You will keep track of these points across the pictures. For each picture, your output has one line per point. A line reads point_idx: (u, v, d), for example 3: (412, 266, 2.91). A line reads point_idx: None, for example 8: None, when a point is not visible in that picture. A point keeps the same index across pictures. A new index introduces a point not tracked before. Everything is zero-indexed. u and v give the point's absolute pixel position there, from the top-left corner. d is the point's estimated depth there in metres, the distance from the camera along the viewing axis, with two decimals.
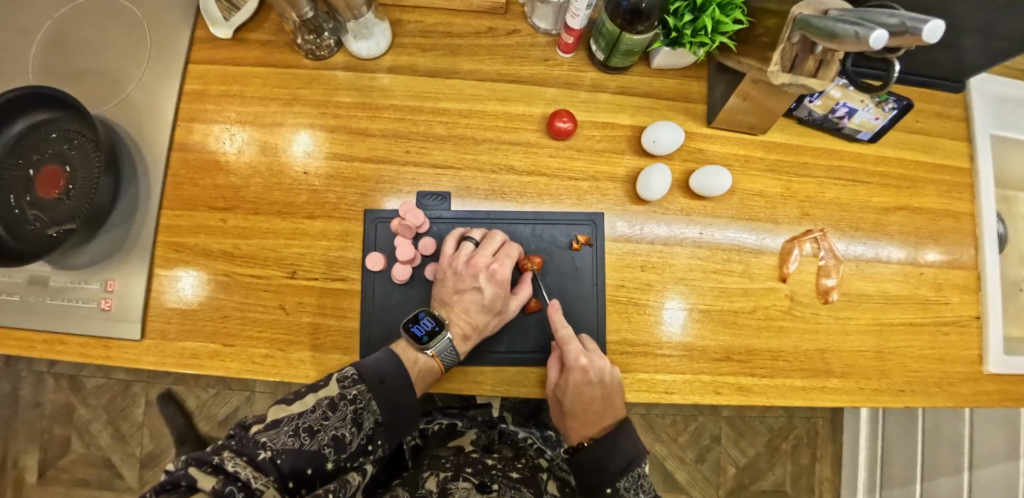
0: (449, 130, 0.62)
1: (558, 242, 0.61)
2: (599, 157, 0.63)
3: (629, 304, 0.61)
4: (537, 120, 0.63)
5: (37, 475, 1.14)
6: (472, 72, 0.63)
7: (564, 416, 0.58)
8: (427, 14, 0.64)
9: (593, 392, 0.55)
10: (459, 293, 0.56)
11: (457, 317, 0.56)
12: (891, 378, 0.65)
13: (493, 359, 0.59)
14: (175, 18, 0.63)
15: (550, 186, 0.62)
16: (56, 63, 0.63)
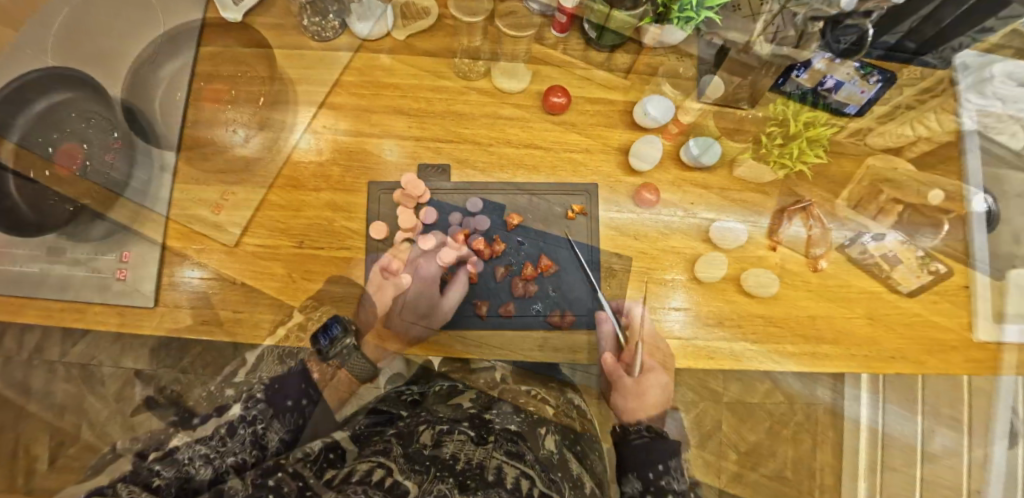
0: (448, 107, 0.65)
1: (555, 211, 0.65)
2: (591, 132, 0.65)
3: (620, 270, 0.64)
4: (532, 96, 0.65)
5: None
6: (468, 52, 0.66)
7: (631, 396, 0.56)
8: (477, 16, 0.64)
9: (658, 386, 0.58)
10: (376, 288, 0.63)
11: (376, 312, 0.63)
12: (884, 345, 0.65)
13: (492, 322, 0.63)
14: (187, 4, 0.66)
15: (545, 160, 0.65)
16: (75, 47, 0.64)
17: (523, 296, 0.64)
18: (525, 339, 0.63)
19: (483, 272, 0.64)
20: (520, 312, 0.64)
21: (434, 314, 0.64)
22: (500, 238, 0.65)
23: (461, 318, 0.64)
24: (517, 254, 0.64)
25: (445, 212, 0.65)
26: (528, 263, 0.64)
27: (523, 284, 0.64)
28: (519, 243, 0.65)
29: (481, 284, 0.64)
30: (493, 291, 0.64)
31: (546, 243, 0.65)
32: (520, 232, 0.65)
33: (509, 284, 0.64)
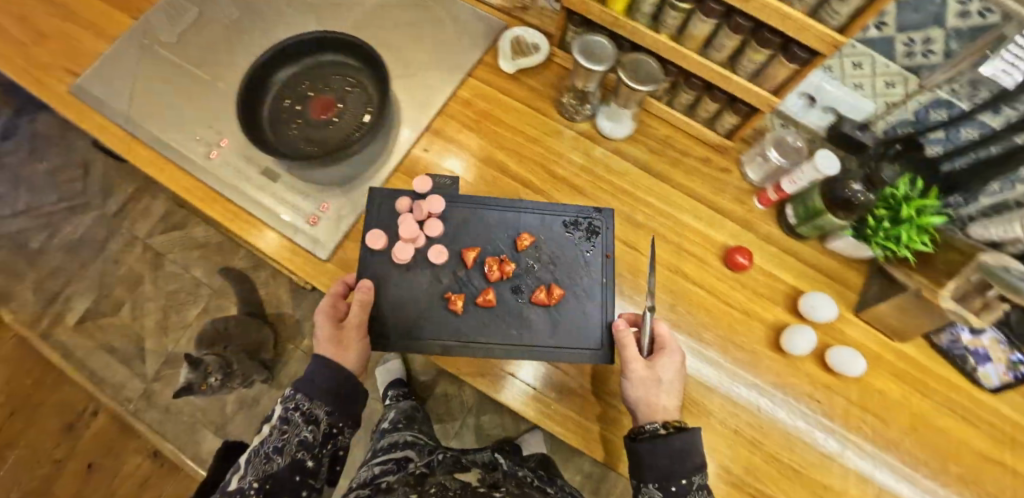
0: (497, 134, 0.64)
1: (488, 200, 0.60)
2: (643, 177, 0.65)
3: (542, 258, 0.58)
4: (585, 137, 0.65)
5: (60, 469, 1.14)
6: (518, 88, 0.67)
7: (653, 396, 0.48)
8: (603, 64, 0.56)
9: (678, 383, 0.50)
10: (335, 340, 0.51)
11: (348, 362, 0.51)
12: (943, 421, 0.59)
13: (426, 305, 0.57)
14: (260, 41, 0.71)
15: (635, 208, 0.63)
16: (210, 56, 0.71)
17: (501, 278, 0.57)
18: (513, 325, 0.56)
19: (449, 263, 0.58)
20: (502, 296, 0.57)
21: (399, 320, 0.56)
22: (464, 219, 0.59)
23: (435, 317, 0.56)
24: (484, 233, 0.59)
25: (384, 201, 0.60)
26: (502, 240, 0.59)
27: (498, 265, 0.57)
28: (487, 219, 0.60)
29: (448, 276, 0.57)
30: (466, 280, 0.57)
31: (517, 216, 0.60)
32: (488, 207, 0.60)
33: (482, 268, 0.58)
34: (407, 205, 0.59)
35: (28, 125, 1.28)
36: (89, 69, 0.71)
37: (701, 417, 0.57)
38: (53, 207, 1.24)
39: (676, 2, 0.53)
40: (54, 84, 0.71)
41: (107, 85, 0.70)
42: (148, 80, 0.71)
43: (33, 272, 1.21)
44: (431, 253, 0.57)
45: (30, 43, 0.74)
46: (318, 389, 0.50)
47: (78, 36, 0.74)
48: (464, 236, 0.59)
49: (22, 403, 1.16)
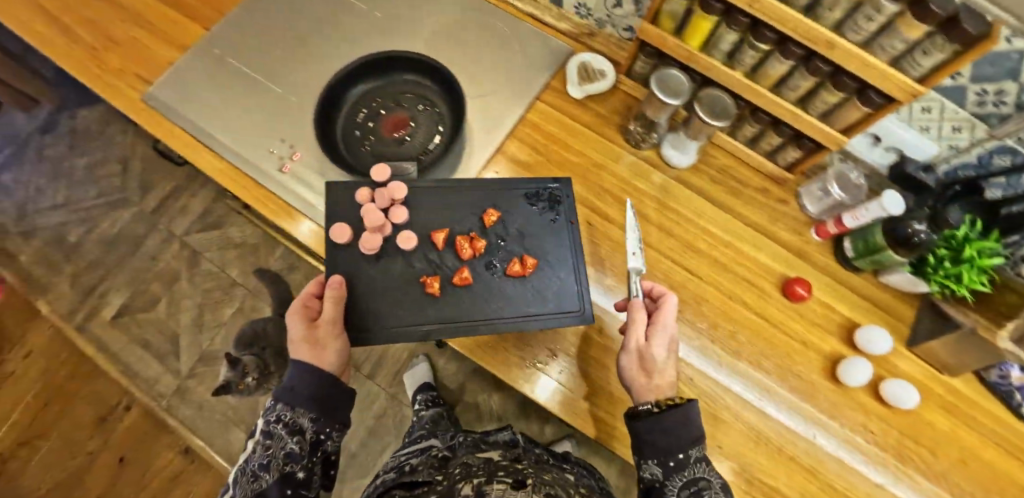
0: (565, 158, 0.66)
1: (460, 183, 0.62)
2: (705, 205, 0.66)
3: (509, 234, 0.61)
4: (648, 164, 0.67)
5: (90, 462, 1.15)
6: (584, 113, 0.69)
7: (645, 374, 0.50)
8: (681, 98, 0.58)
9: (670, 356, 0.51)
10: (309, 340, 0.51)
11: (326, 363, 0.51)
12: (991, 456, 0.61)
13: (391, 286, 0.58)
14: (333, 57, 0.74)
15: (697, 235, 0.65)
16: (283, 69, 0.73)
17: (474, 255, 0.59)
18: (491, 298, 0.58)
19: (420, 247, 0.59)
20: (478, 273, 0.59)
21: (376, 310, 0.57)
22: (431, 203, 0.61)
23: (414, 303, 0.57)
24: (448, 213, 0.61)
25: (342, 196, 0.60)
26: (472, 217, 0.61)
27: (468, 242, 0.59)
28: (452, 198, 0.61)
29: (421, 260, 0.59)
30: (439, 261, 0.59)
31: (479, 195, 0.62)
32: (451, 188, 0.62)
33: (453, 248, 0.59)
34: (368, 194, 0.59)
35: (68, 120, 1.29)
36: (161, 77, 0.73)
37: (759, 443, 0.59)
38: (92, 202, 1.26)
39: (755, 43, 0.55)
40: (126, 91, 0.73)
41: (179, 93, 0.71)
42: (221, 90, 0.72)
43: (71, 266, 1.23)
44: (399, 240, 0.58)
45: (100, 49, 0.75)
46: (298, 396, 0.49)
47: (147, 43, 0.75)
48: (432, 218, 0.60)
49: (57, 395, 1.18)
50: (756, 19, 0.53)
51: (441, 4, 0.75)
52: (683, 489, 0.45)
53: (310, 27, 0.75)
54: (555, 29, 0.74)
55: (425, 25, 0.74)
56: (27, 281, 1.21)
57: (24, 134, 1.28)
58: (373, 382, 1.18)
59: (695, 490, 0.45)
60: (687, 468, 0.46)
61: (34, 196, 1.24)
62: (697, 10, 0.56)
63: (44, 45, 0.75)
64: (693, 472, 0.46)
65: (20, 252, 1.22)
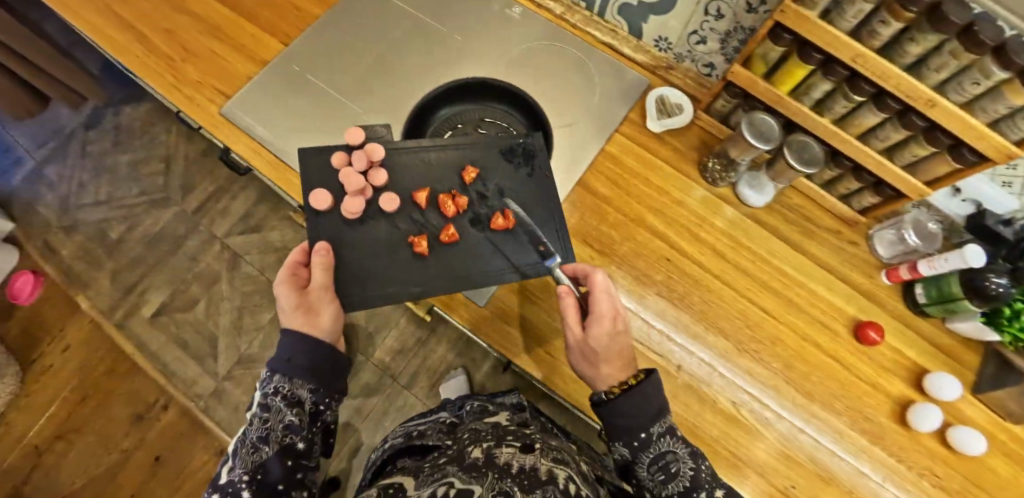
0: (644, 192, 0.67)
1: (444, 151, 0.64)
2: (778, 245, 0.67)
3: (492, 194, 0.62)
4: (724, 202, 0.68)
5: (123, 459, 1.16)
6: (662, 148, 0.70)
7: (593, 364, 0.53)
8: (772, 143, 0.59)
9: (620, 342, 0.53)
10: (302, 307, 0.51)
11: (320, 328, 0.51)
12: None
13: (376, 242, 0.59)
14: (414, 80, 0.75)
15: (772, 275, 0.66)
16: (364, 89, 0.74)
17: (457, 211, 0.61)
18: (478, 252, 0.60)
19: (403, 208, 0.60)
20: (462, 228, 0.61)
21: (369, 269, 0.57)
22: (410, 167, 0.63)
23: (404, 264, 0.58)
24: (429, 175, 0.63)
25: (318, 166, 0.61)
26: (453, 176, 0.63)
27: (451, 200, 0.61)
28: (434, 160, 0.63)
29: (405, 221, 0.60)
30: (425, 221, 0.60)
31: (459, 157, 0.64)
32: (429, 150, 0.64)
33: (436, 206, 0.61)
34: (342, 159, 0.61)
35: (113, 117, 1.34)
36: (239, 93, 0.73)
37: (831, 484, 0.59)
38: (134, 200, 1.29)
39: (851, 94, 0.56)
40: (204, 104, 0.72)
41: (258, 111, 0.72)
42: (300, 107, 0.73)
43: (112, 262, 1.25)
44: (382, 201, 0.59)
45: (176, 59, 0.74)
46: (297, 368, 0.50)
47: (224, 56, 0.75)
48: (415, 181, 0.62)
49: (95, 391, 1.19)
50: (856, 72, 0.54)
51: (523, 34, 0.77)
52: (652, 464, 0.50)
53: (391, 49, 0.76)
54: (631, 60, 0.75)
55: (507, 53, 0.76)
56: (69, 275, 1.24)
57: (70, 128, 1.33)
58: (410, 392, 1.19)
59: (663, 463, 0.50)
60: (653, 444, 0.50)
61: (77, 191, 1.29)
62: (793, 58, 0.57)
63: (118, 52, 0.74)
64: (658, 446, 0.50)
65: (63, 246, 1.26)
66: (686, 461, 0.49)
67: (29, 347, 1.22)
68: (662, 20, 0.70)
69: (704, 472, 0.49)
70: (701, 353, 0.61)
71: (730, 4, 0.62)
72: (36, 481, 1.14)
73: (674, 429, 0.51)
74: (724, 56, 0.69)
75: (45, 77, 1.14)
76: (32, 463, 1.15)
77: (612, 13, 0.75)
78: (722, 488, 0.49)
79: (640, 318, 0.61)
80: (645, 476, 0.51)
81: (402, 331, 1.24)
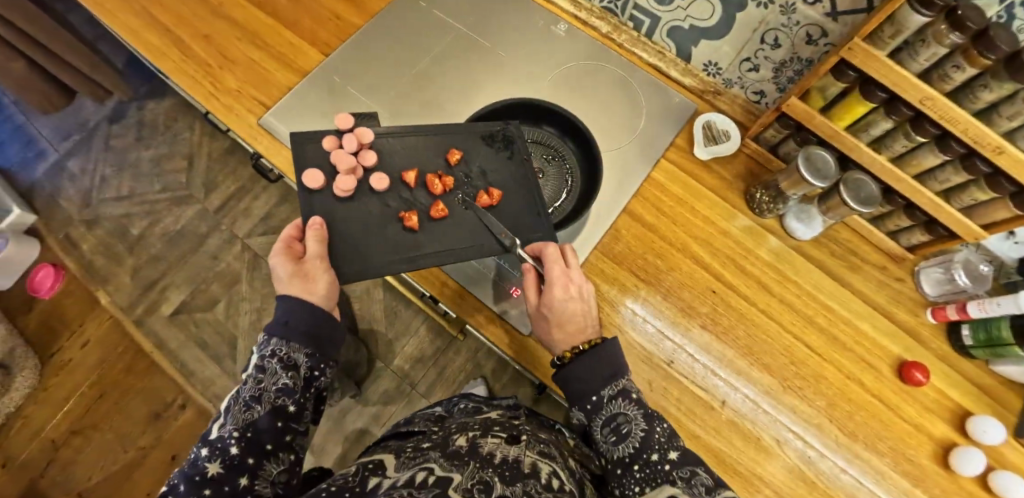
0: (691, 222, 0.66)
1: (425, 136, 0.60)
2: (822, 280, 0.67)
3: (476, 179, 0.60)
4: (770, 235, 0.68)
5: (139, 457, 1.16)
6: (708, 177, 0.69)
7: (547, 330, 0.54)
8: (828, 181, 0.58)
9: (579, 306, 0.54)
10: (299, 275, 0.47)
11: (317, 294, 0.48)
12: None
13: (360, 222, 0.54)
14: (459, 93, 0.73)
15: (818, 311, 0.66)
16: (407, 100, 0.71)
17: (445, 191, 0.58)
18: (469, 229, 0.57)
19: (392, 188, 0.57)
20: (452, 206, 0.58)
21: (358, 247, 0.53)
22: (396, 149, 0.59)
23: (395, 241, 0.55)
24: (411, 156, 0.59)
25: (306, 145, 0.55)
26: (436, 157, 0.60)
27: (438, 179, 0.58)
28: (416, 144, 0.60)
29: (396, 200, 0.56)
30: (411, 200, 0.57)
31: (442, 139, 0.61)
32: (408, 135, 0.60)
33: (424, 186, 0.58)
34: (333, 143, 0.56)
35: (135, 111, 1.34)
36: (279, 104, 0.68)
37: None
38: (156, 196, 1.28)
39: (913, 134, 0.55)
40: (243, 114, 0.68)
41: (300, 125, 0.68)
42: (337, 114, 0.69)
43: (133, 258, 1.25)
44: (372, 181, 0.55)
45: (215, 66, 0.69)
46: (294, 332, 0.46)
47: (265, 65, 0.70)
48: (400, 163, 0.58)
49: (113, 388, 1.19)
50: (922, 113, 0.52)
51: (568, 53, 0.76)
52: (606, 425, 0.48)
53: (435, 60, 0.74)
54: (678, 83, 0.74)
55: (550, 72, 0.75)
56: (89, 269, 1.24)
57: (94, 121, 1.34)
58: (428, 400, 1.19)
59: (614, 425, 0.47)
60: (604, 408, 0.49)
61: (100, 185, 1.29)
62: (855, 94, 0.56)
63: (154, 56, 0.69)
64: (613, 407, 0.48)
65: (83, 240, 1.26)
66: (638, 422, 0.46)
67: (49, 341, 1.21)
68: (714, 45, 0.68)
69: (657, 433, 0.45)
70: (747, 390, 0.61)
71: (790, 34, 0.61)
72: (53, 476, 1.13)
73: (628, 390, 0.49)
74: (775, 85, 0.68)
75: (72, 73, 1.13)
76: (49, 456, 1.15)
77: (660, 35, 0.73)
78: (676, 452, 0.44)
79: (685, 351, 0.61)
80: (599, 440, 0.48)
81: (422, 339, 1.23)
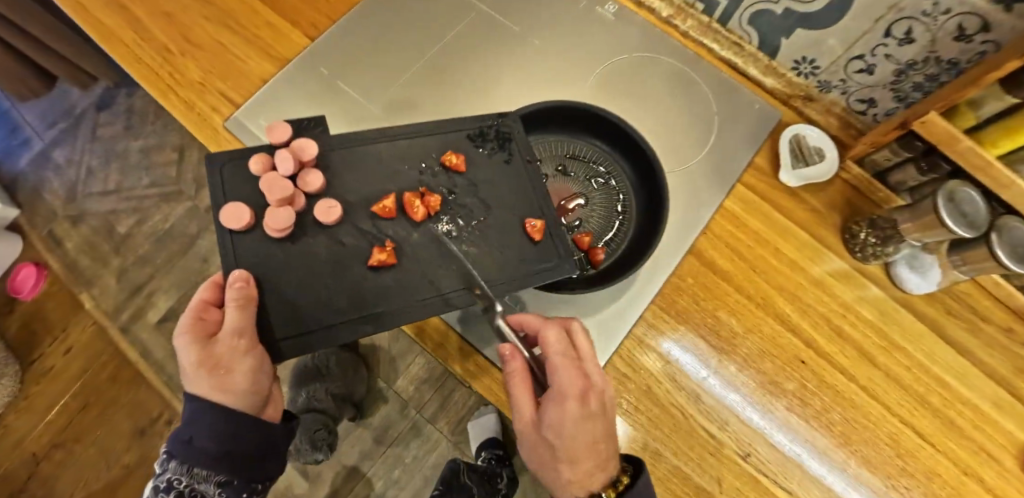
0: (770, 265, 0.52)
1: (399, 145, 0.48)
2: (938, 346, 0.52)
3: (459, 199, 0.47)
4: (870, 285, 0.53)
5: (121, 476, 1.06)
6: (793, 209, 0.54)
7: (550, 464, 0.37)
8: (977, 231, 0.43)
9: (600, 432, 0.36)
10: (206, 366, 0.36)
11: (234, 390, 0.37)
12: None
13: (301, 262, 0.42)
14: (475, 79, 0.59)
15: (930, 387, 0.51)
16: (411, 88, 0.58)
17: (429, 214, 0.46)
18: (456, 265, 0.44)
19: (343, 222, 0.44)
20: (431, 235, 0.45)
21: (317, 295, 0.41)
22: (354, 164, 0.46)
23: (356, 282, 0.42)
24: (382, 173, 0.47)
25: (231, 174, 0.43)
26: (410, 169, 0.47)
27: (419, 199, 0.45)
28: (383, 154, 0.47)
29: (346, 236, 0.44)
30: (379, 231, 0.44)
31: (423, 148, 0.48)
32: (374, 142, 0.48)
33: (402, 213, 0.45)
34: (264, 164, 0.43)
35: (124, 99, 1.23)
36: (251, 100, 0.54)
37: None
38: (144, 191, 1.17)
39: None
40: (205, 113, 0.54)
41: (269, 117, 0.54)
42: (320, 103, 0.56)
43: (119, 259, 1.15)
44: (319, 211, 0.43)
45: (176, 53, 0.55)
46: (199, 452, 0.37)
47: (238, 53, 0.56)
48: (371, 183, 0.46)
49: (96, 399, 1.10)
50: None
51: (614, 42, 0.61)
52: None
53: (450, 41, 0.60)
54: (757, 84, 0.60)
55: (597, 65, 0.61)
56: (74, 270, 1.15)
57: (80, 108, 1.23)
58: (434, 426, 1.08)
59: None
60: None
61: (85, 178, 1.19)
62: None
63: (104, 40, 0.56)
64: None
65: (67, 238, 1.16)
66: None
67: (30, 347, 1.12)
68: (812, 37, 0.52)
69: None
70: (843, 490, 0.47)
71: (931, 26, 0.44)
72: (32, 492, 1.05)
73: None
74: (893, 93, 0.52)
75: (56, 58, 1.01)
76: (29, 471, 1.06)
77: (739, 21, 0.57)
78: None
79: (761, 441, 0.47)
80: None
81: (429, 357, 1.11)
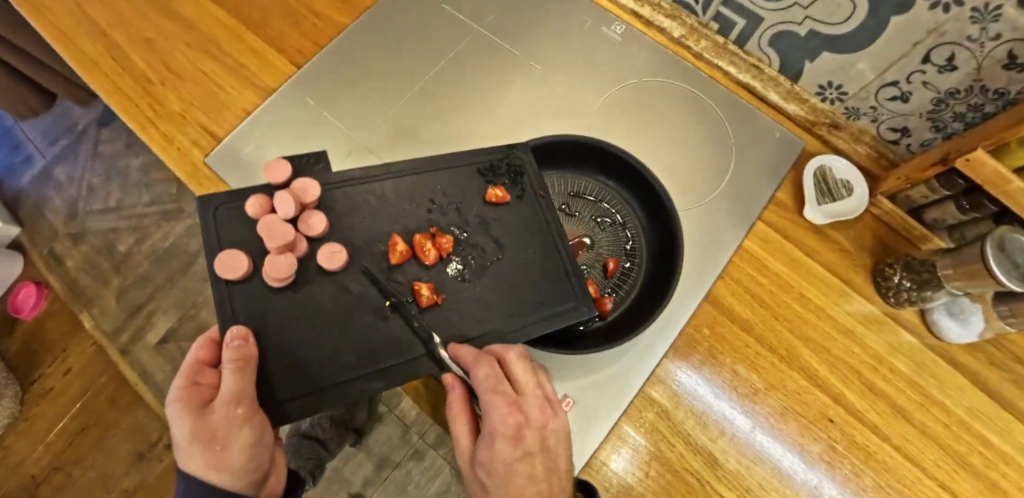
0: (790, 312, 0.47)
1: (406, 182, 0.44)
2: (989, 402, 0.46)
3: (469, 238, 0.43)
4: (904, 332, 0.48)
5: None
6: (816, 248, 0.50)
7: None
8: None
9: (540, 468, 0.34)
10: (201, 438, 0.32)
11: (229, 466, 0.32)
12: None
13: (275, 316, 0.38)
14: (473, 105, 0.55)
15: (972, 447, 0.45)
16: (404, 116, 0.54)
17: (440, 258, 0.42)
18: (469, 311, 0.41)
19: (321, 272, 0.40)
20: (444, 279, 0.42)
21: (309, 352, 0.38)
22: (356, 205, 0.43)
23: (358, 337, 0.39)
24: (387, 213, 0.43)
25: (227, 218, 0.40)
26: (418, 208, 0.44)
27: (431, 241, 0.42)
28: (389, 193, 0.44)
29: (326, 287, 0.40)
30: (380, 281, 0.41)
31: (431, 183, 0.45)
32: (377, 179, 0.44)
33: (412, 257, 0.42)
34: (261, 206, 0.40)
35: None
36: (235, 131, 0.51)
37: None
38: (144, 209, 1.16)
39: None
40: (186, 147, 0.51)
41: (255, 150, 0.51)
42: (308, 133, 0.53)
43: (119, 279, 1.13)
44: (321, 256, 0.39)
45: (157, 83, 0.53)
46: None
47: (222, 81, 0.54)
48: (371, 224, 0.42)
49: (95, 422, 1.08)
50: None
51: (620, 65, 0.58)
52: None
53: (445, 66, 0.56)
54: (778, 109, 0.56)
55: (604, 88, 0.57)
56: (74, 289, 1.13)
57: (82, 125, 1.22)
58: (436, 452, 1.04)
59: None
60: None
61: (86, 196, 1.17)
62: None
63: (81, 68, 0.53)
64: None
65: (67, 256, 1.15)
66: None
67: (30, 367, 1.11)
68: (838, 61, 0.48)
69: None
70: None
71: (975, 53, 0.38)
72: None
73: None
74: (929, 122, 0.47)
75: (55, 78, 1.00)
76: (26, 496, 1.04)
77: (758, 43, 0.53)
78: None
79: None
80: None
81: None
